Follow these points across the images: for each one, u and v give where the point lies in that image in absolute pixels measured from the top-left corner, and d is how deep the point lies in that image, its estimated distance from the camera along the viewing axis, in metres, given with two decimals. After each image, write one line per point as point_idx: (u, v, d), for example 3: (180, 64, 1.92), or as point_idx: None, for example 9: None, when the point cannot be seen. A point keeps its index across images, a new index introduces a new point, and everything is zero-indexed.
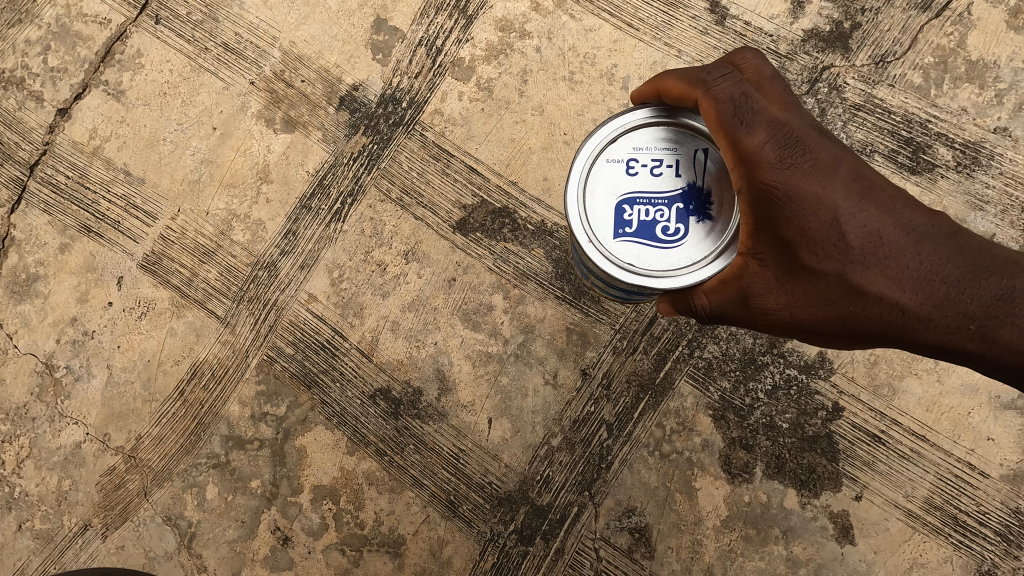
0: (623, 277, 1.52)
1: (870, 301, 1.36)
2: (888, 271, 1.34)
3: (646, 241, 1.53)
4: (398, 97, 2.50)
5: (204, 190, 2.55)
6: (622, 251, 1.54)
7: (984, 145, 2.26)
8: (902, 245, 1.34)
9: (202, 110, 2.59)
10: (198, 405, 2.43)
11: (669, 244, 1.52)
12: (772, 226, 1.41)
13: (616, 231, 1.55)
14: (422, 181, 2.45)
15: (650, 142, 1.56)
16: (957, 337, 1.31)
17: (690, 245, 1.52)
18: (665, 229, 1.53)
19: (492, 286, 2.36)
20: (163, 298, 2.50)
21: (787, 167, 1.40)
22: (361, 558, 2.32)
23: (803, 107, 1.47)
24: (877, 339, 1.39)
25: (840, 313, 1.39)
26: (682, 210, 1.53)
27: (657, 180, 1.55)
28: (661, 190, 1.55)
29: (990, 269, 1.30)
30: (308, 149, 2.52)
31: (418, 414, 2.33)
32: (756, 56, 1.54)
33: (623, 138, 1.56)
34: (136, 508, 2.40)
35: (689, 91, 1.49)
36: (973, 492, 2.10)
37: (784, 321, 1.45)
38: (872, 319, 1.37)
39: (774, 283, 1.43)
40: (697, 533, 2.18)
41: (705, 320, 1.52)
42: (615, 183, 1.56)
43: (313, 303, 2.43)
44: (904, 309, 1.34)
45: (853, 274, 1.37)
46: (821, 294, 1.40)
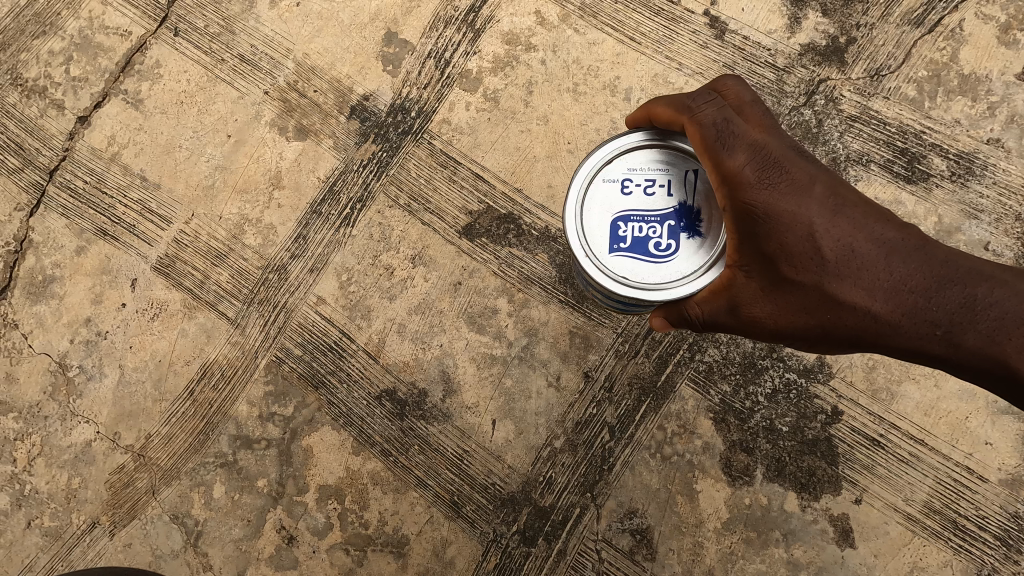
0: (618, 289, 1.57)
1: (846, 310, 1.40)
2: (861, 281, 1.39)
3: (639, 256, 1.59)
4: (407, 107, 2.59)
5: (218, 195, 2.63)
6: (617, 264, 1.59)
7: (977, 155, 2.32)
8: (873, 256, 1.38)
9: (218, 118, 2.68)
10: (207, 404, 2.47)
11: (662, 258, 1.58)
12: (754, 241, 1.46)
13: (611, 246, 1.60)
14: (429, 187, 2.53)
15: (644, 163, 1.62)
16: (925, 342, 1.35)
17: (681, 260, 1.57)
18: (659, 244, 1.58)
19: (497, 290, 2.42)
20: (176, 300, 2.57)
21: (766, 186, 1.45)
22: (365, 558, 2.33)
23: (782, 130, 1.52)
24: (854, 345, 1.43)
25: (818, 321, 1.43)
26: (673, 227, 1.59)
27: (650, 198, 1.61)
28: (655, 208, 1.60)
29: (956, 279, 1.33)
30: (320, 156, 2.61)
31: (423, 415, 2.36)
32: (738, 83, 1.61)
33: (619, 159, 1.62)
34: (144, 506, 2.43)
35: (676, 117, 1.55)
36: (972, 496, 2.11)
37: (769, 331, 1.49)
38: (847, 327, 1.41)
39: (759, 294, 1.48)
40: (698, 535, 2.19)
41: (699, 329, 1.57)
42: (610, 202, 1.62)
43: (322, 305, 2.49)
44: (877, 317, 1.38)
45: (829, 285, 1.41)
46: (802, 304, 1.44)
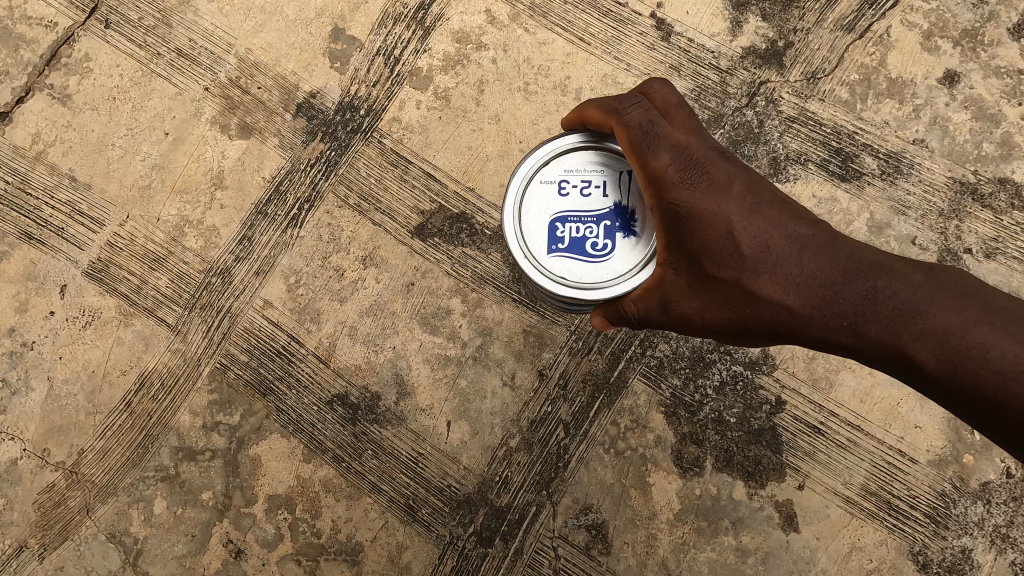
0: (556, 288, 1.59)
1: (763, 304, 1.45)
2: (775, 276, 1.43)
3: (577, 256, 1.61)
4: (356, 105, 2.54)
5: (156, 196, 2.52)
6: (555, 264, 1.61)
7: (905, 155, 2.44)
8: (787, 253, 1.43)
9: (154, 115, 2.56)
10: (146, 416, 2.35)
11: (598, 257, 1.60)
12: (679, 239, 1.50)
13: (549, 246, 1.62)
14: (380, 187, 2.48)
15: (581, 165, 1.65)
16: (834, 333, 1.39)
17: (617, 259, 1.60)
18: (596, 243, 1.61)
19: (450, 290, 2.39)
20: (110, 307, 2.43)
21: (688, 187, 1.49)
22: (318, 567, 2.26)
23: (706, 133, 1.57)
24: (773, 337, 1.48)
25: (739, 315, 1.48)
26: (610, 227, 1.62)
27: (587, 199, 1.64)
28: (592, 209, 1.63)
29: (861, 272, 1.37)
30: (265, 155, 2.52)
31: (376, 419, 2.32)
32: (664, 85, 1.65)
33: (555, 161, 1.65)
34: (77, 526, 2.29)
35: (605, 120, 1.59)
36: (904, 477, 2.21)
37: (697, 326, 1.53)
38: (765, 320, 1.46)
39: (686, 290, 1.52)
40: (651, 527, 2.23)
41: (636, 326, 1.60)
42: (548, 203, 1.64)
43: (269, 309, 2.41)
44: (790, 310, 1.43)
45: (747, 280, 1.46)
46: (724, 299, 1.49)
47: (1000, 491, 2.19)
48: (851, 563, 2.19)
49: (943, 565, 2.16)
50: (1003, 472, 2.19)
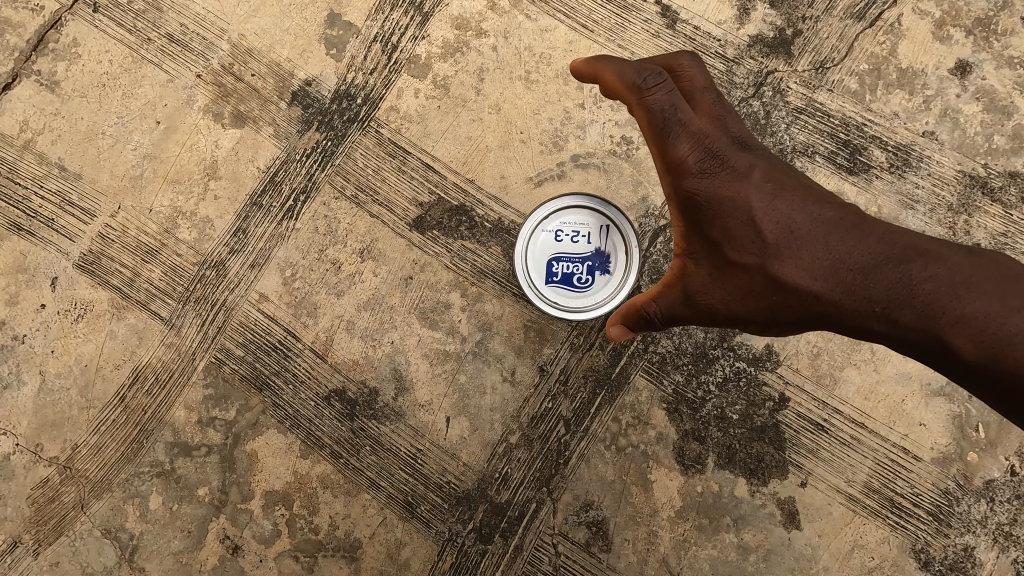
0: (550, 310, 1.95)
1: (789, 292, 1.40)
2: (802, 261, 1.37)
3: (567, 286, 1.96)
4: (353, 93, 2.47)
5: (148, 186, 2.46)
6: (550, 293, 1.96)
7: (914, 148, 2.38)
8: (813, 236, 1.37)
9: (145, 102, 2.50)
10: (141, 411, 2.32)
11: (582, 288, 1.95)
12: (702, 228, 1.46)
13: (546, 279, 1.97)
14: (377, 178, 2.42)
15: (575, 218, 1.96)
16: (865, 319, 1.35)
17: (596, 291, 1.95)
18: (582, 278, 1.95)
19: (450, 284, 2.35)
20: (102, 300, 2.38)
21: (709, 175, 1.44)
22: (316, 563, 2.24)
23: (727, 118, 1.52)
24: (802, 326, 1.43)
25: (766, 304, 1.43)
26: (592, 266, 1.95)
27: (578, 244, 1.96)
28: (581, 252, 1.95)
29: (892, 255, 1.32)
30: (259, 144, 2.46)
31: (374, 414, 2.29)
32: (685, 67, 1.59)
33: (554, 215, 1.98)
34: (72, 522, 2.26)
35: (625, 100, 1.53)
36: (908, 475, 2.19)
37: (722, 316, 1.49)
38: (793, 309, 1.41)
39: (710, 280, 1.48)
40: (652, 524, 2.21)
41: (658, 323, 1.57)
42: (548, 246, 1.97)
43: (265, 303, 2.36)
44: (818, 296, 1.37)
45: (772, 267, 1.40)
46: (750, 287, 1.43)
47: (1004, 489, 2.17)
48: (853, 561, 2.17)
49: (946, 563, 2.15)
50: (1007, 470, 2.18)
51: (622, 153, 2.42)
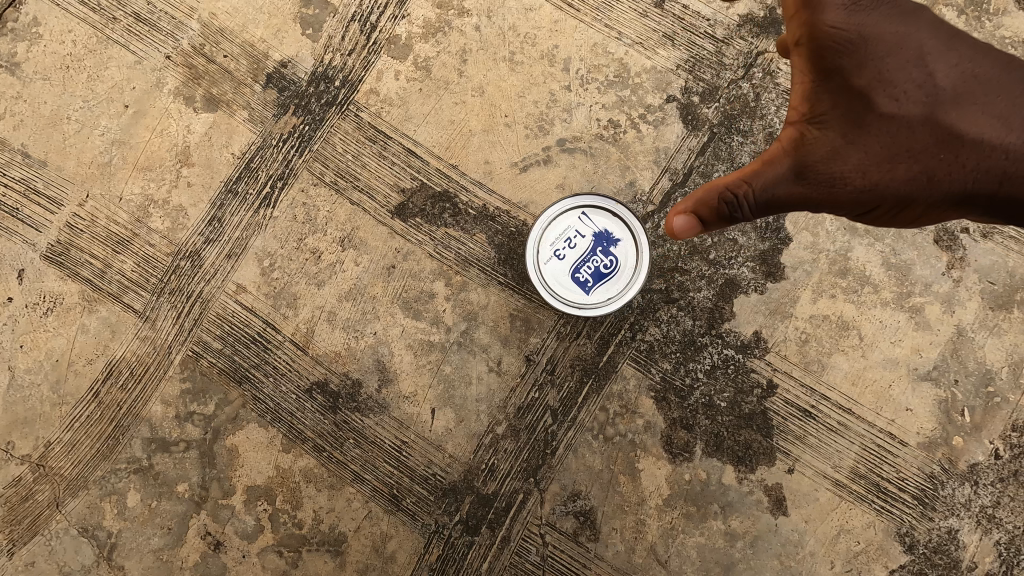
0: (612, 307, 2.00)
1: (964, 144, 1.36)
2: (978, 107, 1.34)
3: (605, 279, 2.00)
4: (331, 75, 2.38)
5: (117, 173, 2.36)
6: (599, 294, 2.00)
7: None
8: (980, 85, 1.36)
9: (111, 85, 2.39)
10: (116, 406, 2.25)
11: (614, 271, 2.01)
12: (845, 78, 1.40)
13: (585, 289, 2.00)
14: (357, 164, 2.35)
15: (560, 230, 2.01)
16: None
17: (623, 263, 2.01)
18: (604, 262, 2.00)
19: (433, 273, 2.29)
20: (72, 292, 2.30)
21: (864, 12, 1.37)
22: (300, 558, 2.19)
23: None
24: (962, 196, 1.40)
25: (924, 162, 1.39)
26: (604, 248, 2.01)
27: (578, 245, 2.01)
28: (585, 248, 2.01)
29: None
30: (233, 129, 2.37)
31: (357, 407, 2.24)
32: None
33: (544, 241, 2.01)
34: (47, 521, 2.20)
35: None
36: (893, 460, 2.19)
37: (863, 180, 1.44)
38: (963, 163, 1.36)
39: (839, 142, 1.43)
40: (640, 513, 2.19)
41: (755, 212, 1.52)
42: (560, 269, 2.00)
43: (242, 294, 2.29)
44: (994, 143, 1.34)
45: (942, 113, 1.36)
46: (898, 139, 1.40)
47: (988, 472, 2.18)
48: (839, 546, 2.17)
49: (929, 546, 2.16)
50: (991, 453, 2.19)
51: (610, 137, 2.36)
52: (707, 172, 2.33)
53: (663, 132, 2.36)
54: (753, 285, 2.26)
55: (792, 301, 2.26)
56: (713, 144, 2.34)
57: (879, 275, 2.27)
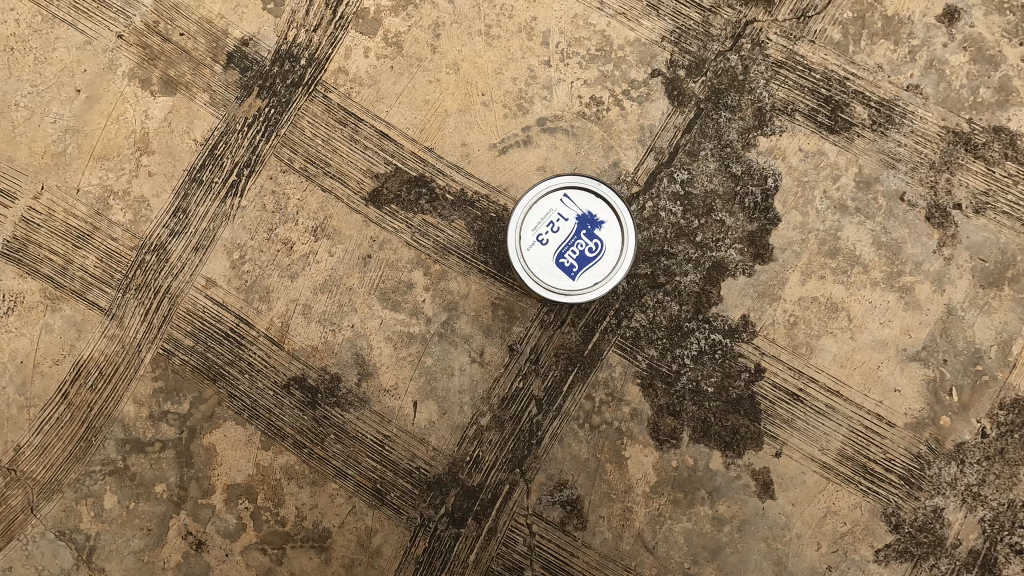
0: (600, 293, 1.82)
1: None
2: None
3: (590, 264, 1.83)
4: (296, 54, 2.25)
5: (72, 163, 2.23)
6: (586, 279, 1.82)
7: (898, 103, 2.24)
8: None
9: (61, 68, 2.24)
10: (86, 407, 2.17)
11: (599, 255, 1.83)
12: None
13: (571, 275, 1.82)
14: (327, 148, 2.23)
15: (541, 214, 1.83)
16: None
17: (609, 246, 1.83)
18: (590, 246, 1.83)
19: (411, 262, 2.21)
20: (33, 290, 2.19)
21: None
22: (284, 555, 2.16)
23: None
24: None
25: None
26: (588, 231, 1.83)
27: (562, 229, 1.82)
28: (569, 232, 1.82)
29: None
30: (194, 114, 2.24)
31: (337, 401, 2.18)
32: None
33: (524, 226, 1.83)
34: (23, 525, 2.15)
35: None
36: (881, 441, 2.18)
37: None
38: None
39: None
40: (627, 500, 2.17)
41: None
42: (544, 255, 1.83)
43: (212, 288, 2.20)
44: None
45: None
46: None
47: (974, 451, 2.17)
48: (826, 527, 2.17)
49: (915, 525, 2.16)
50: (978, 432, 2.18)
51: (593, 116, 2.25)
52: (694, 150, 2.23)
53: (647, 109, 2.25)
54: (741, 268, 2.20)
55: (780, 283, 2.20)
56: (700, 120, 2.24)
57: (869, 255, 2.21)
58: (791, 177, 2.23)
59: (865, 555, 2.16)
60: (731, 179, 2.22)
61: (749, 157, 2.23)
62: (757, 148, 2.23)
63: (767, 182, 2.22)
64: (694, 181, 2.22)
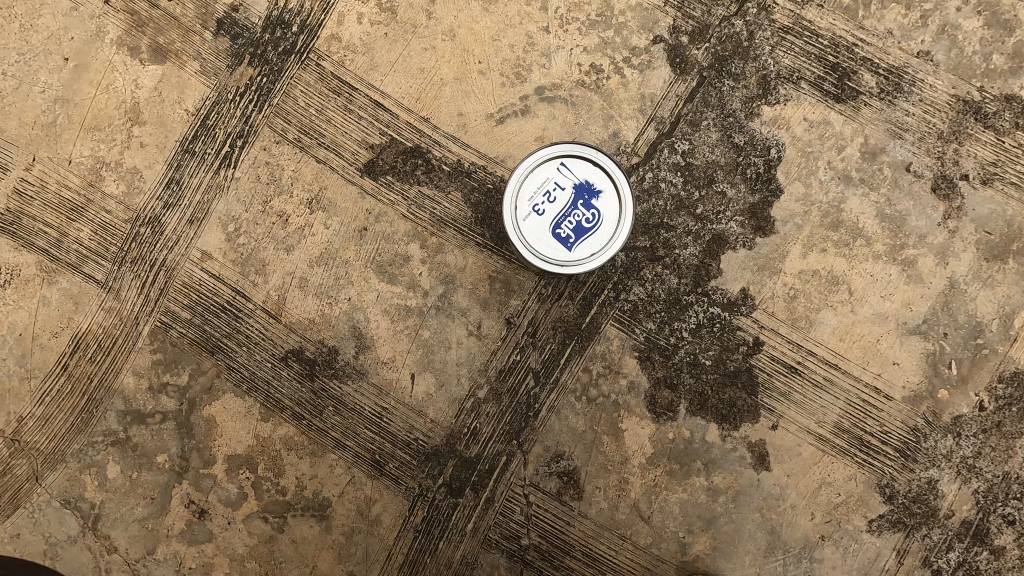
0: (597, 264, 1.80)
1: None
2: None
3: (587, 234, 1.80)
4: (288, 20, 2.19)
5: (63, 133, 2.19)
6: (582, 251, 1.80)
7: (907, 70, 2.18)
8: None
9: (47, 36, 2.19)
10: (86, 379, 2.19)
11: (596, 225, 1.80)
12: None
13: (567, 246, 1.80)
14: (321, 119, 2.18)
15: (537, 184, 1.80)
16: None
17: (606, 216, 1.80)
18: (586, 217, 1.80)
19: (408, 235, 2.19)
20: (29, 263, 2.19)
21: None
22: (285, 524, 2.19)
23: None
24: None
25: None
26: (585, 201, 1.80)
27: (558, 199, 1.80)
28: (565, 202, 1.79)
29: None
30: (185, 82, 2.19)
31: (335, 374, 2.19)
32: None
33: (520, 196, 1.80)
34: (28, 494, 2.18)
35: None
36: (878, 414, 2.18)
37: None
38: None
39: None
40: (623, 472, 2.19)
41: None
42: (540, 225, 1.80)
43: (208, 261, 2.19)
44: None
45: None
46: None
47: (971, 424, 2.17)
48: (821, 498, 2.18)
49: (909, 496, 2.18)
50: (975, 405, 2.18)
51: (592, 84, 2.20)
52: (696, 120, 2.18)
53: (649, 78, 2.19)
54: (742, 241, 2.17)
55: (781, 256, 2.18)
56: (702, 89, 2.18)
57: (872, 227, 2.18)
58: (795, 148, 2.18)
59: (859, 525, 2.19)
60: (733, 149, 2.17)
61: (752, 127, 2.18)
62: (760, 118, 2.18)
63: (770, 153, 2.18)
64: (696, 151, 2.17)
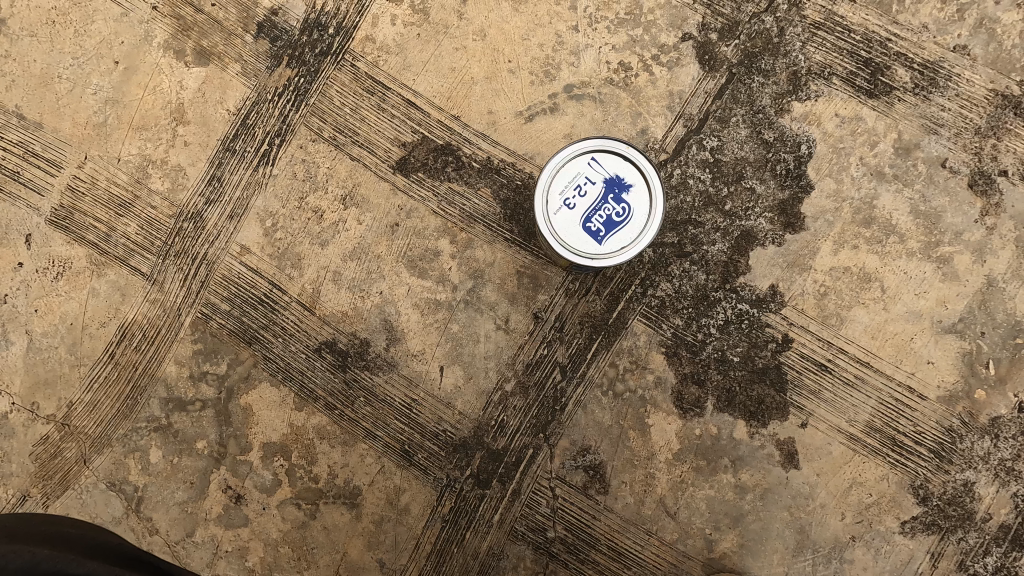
0: (626, 257, 1.82)
1: None
2: None
3: (617, 227, 1.82)
4: (324, 22, 2.27)
5: (112, 133, 2.31)
6: (612, 244, 1.82)
7: (943, 64, 2.15)
8: None
9: (99, 41, 2.31)
10: (132, 367, 2.29)
11: (626, 219, 1.82)
12: None
13: (597, 240, 1.82)
14: (356, 117, 2.25)
15: (568, 178, 1.83)
16: None
17: (636, 211, 1.82)
18: (617, 210, 1.82)
19: (438, 230, 2.23)
20: (80, 256, 2.30)
21: None
22: (317, 510, 2.26)
23: None
24: None
25: None
26: (616, 195, 1.82)
27: (589, 192, 1.82)
28: (596, 196, 1.82)
29: None
30: (226, 83, 2.28)
31: (366, 365, 2.25)
32: None
33: (552, 189, 1.83)
34: (77, 476, 2.29)
35: None
36: (911, 414, 2.14)
37: None
38: None
39: None
40: (650, 467, 2.20)
41: None
42: (570, 219, 1.83)
43: (246, 255, 2.27)
44: None
45: None
46: None
47: (1010, 425, 2.12)
48: (851, 498, 2.16)
49: (944, 498, 2.13)
50: (1014, 406, 2.13)
51: (621, 82, 2.22)
52: (724, 116, 2.18)
53: (677, 75, 2.20)
54: (771, 237, 2.16)
55: (812, 253, 2.16)
56: (732, 85, 2.18)
57: (905, 224, 2.15)
58: (825, 144, 2.16)
59: (891, 527, 2.15)
60: (763, 145, 2.17)
61: (782, 123, 2.17)
62: (791, 114, 2.17)
63: (800, 149, 2.17)
64: (724, 148, 2.18)
